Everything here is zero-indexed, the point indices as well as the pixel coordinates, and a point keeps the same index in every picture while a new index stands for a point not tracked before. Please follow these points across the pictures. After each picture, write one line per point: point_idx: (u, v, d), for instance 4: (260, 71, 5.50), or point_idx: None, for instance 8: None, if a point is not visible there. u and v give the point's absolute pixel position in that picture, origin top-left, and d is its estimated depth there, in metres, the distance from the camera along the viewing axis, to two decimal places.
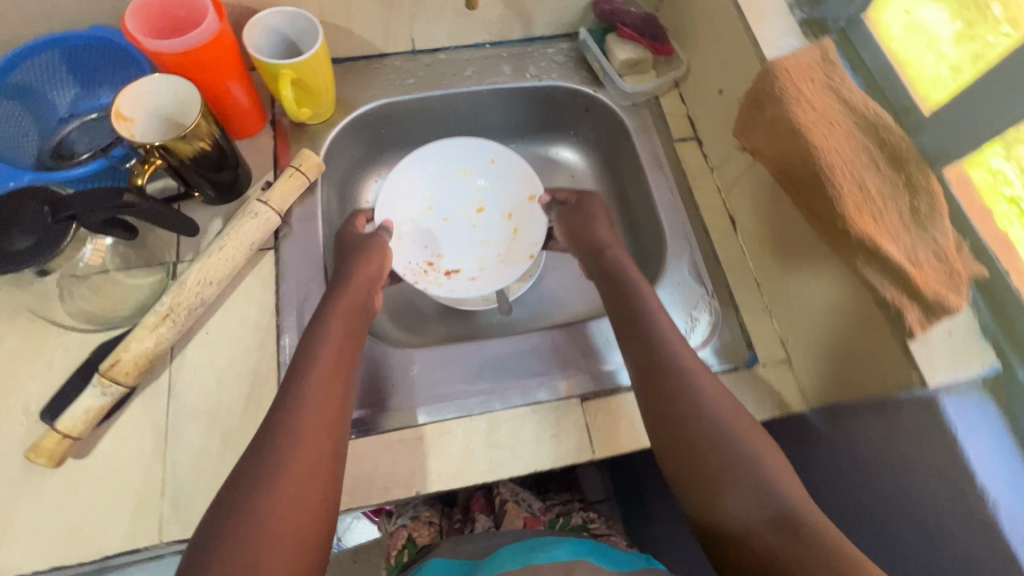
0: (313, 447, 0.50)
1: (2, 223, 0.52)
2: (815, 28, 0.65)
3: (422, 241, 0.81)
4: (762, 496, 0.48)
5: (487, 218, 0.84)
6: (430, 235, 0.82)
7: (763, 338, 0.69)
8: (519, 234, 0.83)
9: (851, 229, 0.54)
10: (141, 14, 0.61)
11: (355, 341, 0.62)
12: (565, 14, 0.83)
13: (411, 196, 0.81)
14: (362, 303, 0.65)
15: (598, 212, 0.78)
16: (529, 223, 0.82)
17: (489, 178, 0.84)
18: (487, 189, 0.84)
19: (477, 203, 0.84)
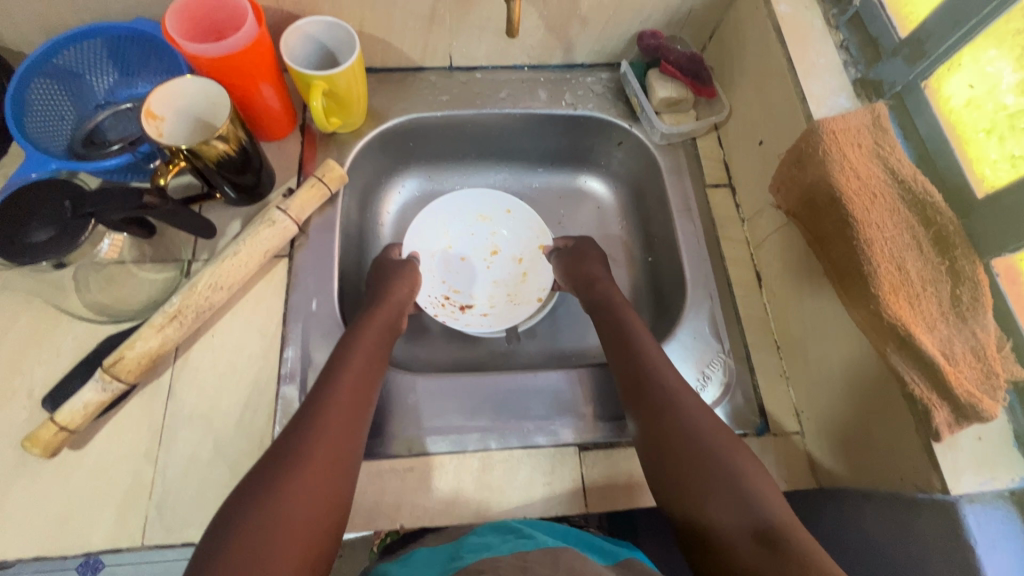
0: (325, 475, 0.51)
1: (23, 213, 0.53)
2: (868, 90, 0.63)
3: (439, 278, 0.83)
4: (744, 508, 0.50)
5: (500, 261, 0.85)
6: (446, 273, 0.84)
7: (777, 405, 0.66)
8: (529, 276, 0.84)
9: (884, 312, 0.51)
10: (184, 14, 0.61)
11: (377, 369, 0.62)
12: (608, 44, 0.81)
13: (432, 235, 0.83)
14: (387, 327, 0.67)
15: (595, 254, 0.78)
16: (539, 268, 0.84)
17: (505, 225, 0.86)
18: (501, 235, 0.86)
19: (492, 246, 0.86)
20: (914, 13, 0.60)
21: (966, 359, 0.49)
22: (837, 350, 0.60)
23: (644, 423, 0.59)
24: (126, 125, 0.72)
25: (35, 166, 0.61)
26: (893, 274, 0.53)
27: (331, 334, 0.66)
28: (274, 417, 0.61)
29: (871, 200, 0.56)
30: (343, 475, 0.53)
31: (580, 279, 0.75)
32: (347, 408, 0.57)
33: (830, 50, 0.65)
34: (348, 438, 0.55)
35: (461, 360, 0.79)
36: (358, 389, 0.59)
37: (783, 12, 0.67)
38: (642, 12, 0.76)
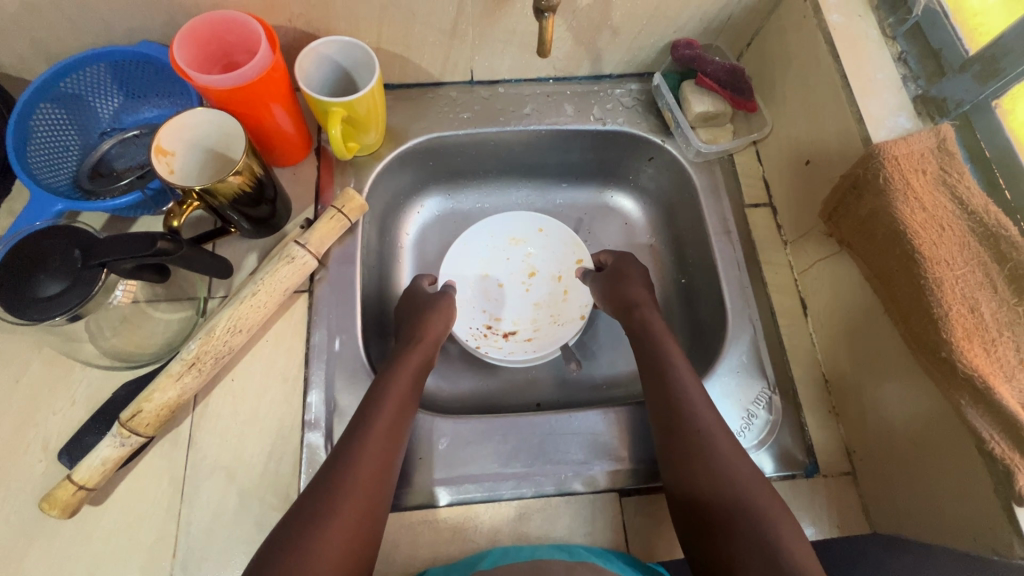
0: (352, 531, 0.49)
1: (33, 266, 0.50)
2: (931, 108, 0.58)
3: (478, 308, 0.79)
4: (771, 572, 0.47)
5: (539, 282, 0.82)
6: (485, 302, 0.80)
7: (825, 444, 0.63)
8: (569, 294, 0.81)
9: (957, 361, 0.47)
10: (191, 39, 0.57)
11: (409, 414, 0.59)
12: (640, 53, 0.76)
13: (466, 265, 0.80)
14: (419, 367, 0.63)
15: (634, 271, 0.73)
16: (579, 284, 0.81)
17: (539, 246, 0.82)
18: (537, 255, 0.82)
19: (529, 268, 0.82)
20: (984, 26, 0.55)
21: None
22: (896, 394, 0.56)
23: (685, 468, 0.56)
24: (133, 153, 0.69)
25: (37, 213, 0.58)
26: (965, 317, 0.49)
27: (356, 375, 0.63)
28: (300, 467, 0.58)
29: (939, 234, 0.52)
30: (369, 529, 0.50)
31: (619, 302, 0.71)
32: (378, 454, 0.54)
33: (888, 63, 0.60)
34: (377, 487, 0.52)
35: (488, 390, 0.76)
36: (391, 437, 0.56)
37: (835, 21, 0.62)
38: (677, 20, 0.71)
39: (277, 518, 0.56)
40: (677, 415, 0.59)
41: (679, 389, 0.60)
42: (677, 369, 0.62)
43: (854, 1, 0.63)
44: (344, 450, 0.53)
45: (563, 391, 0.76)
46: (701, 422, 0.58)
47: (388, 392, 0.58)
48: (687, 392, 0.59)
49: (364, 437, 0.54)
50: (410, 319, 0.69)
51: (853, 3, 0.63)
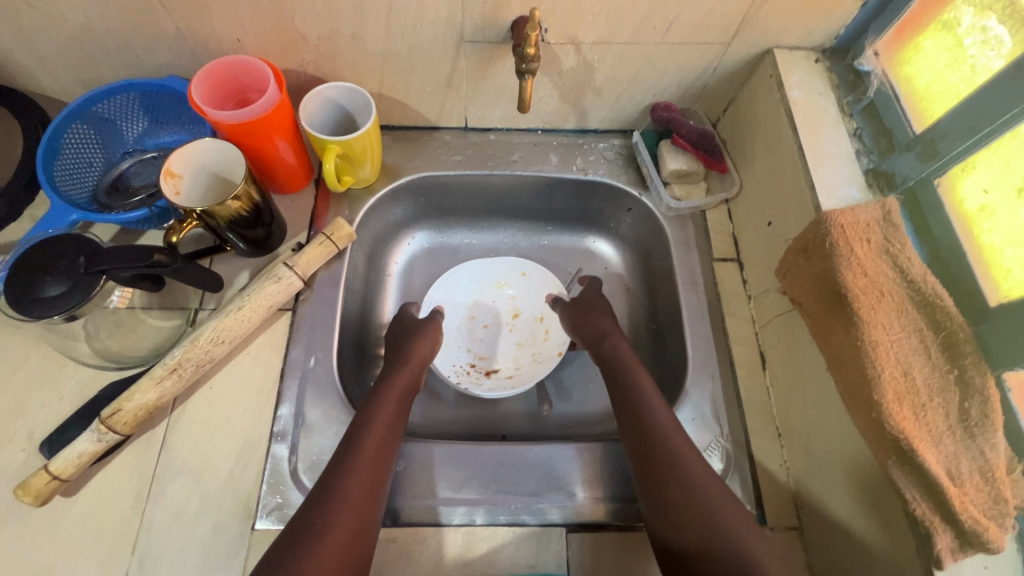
0: (347, 550, 0.51)
1: (40, 268, 0.55)
2: (881, 181, 0.63)
3: (463, 346, 0.83)
4: None
5: (522, 323, 0.85)
6: (470, 341, 0.83)
7: (775, 498, 0.64)
8: (550, 332, 0.84)
9: (887, 423, 0.49)
10: (211, 79, 0.64)
11: (397, 436, 0.62)
12: (622, 113, 0.82)
13: (453, 306, 0.84)
14: (407, 389, 0.68)
15: (597, 304, 0.78)
16: (560, 323, 0.84)
17: (523, 289, 0.86)
18: (521, 298, 0.86)
19: (513, 309, 0.85)
20: (931, 109, 0.60)
21: (973, 481, 0.47)
22: (841, 453, 0.58)
23: (655, 512, 0.57)
24: (150, 173, 0.75)
25: (54, 220, 0.64)
26: (898, 380, 0.51)
27: (327, 392, 0.66)
28: (262, 476, 0.61)
29: (878, 299, 0.54)
30: (362, 547, 0.53)
31: (591, 332, 0.74)
32: (369, 473, 0.57)
33: (843, 138, 0.66)
34: (369, 506, 0.55)
35: (455, 419, 0.78)
36: (381, 455, 0.59)
37: (795, 97, 0.68)
38: (656, 86, 0.77)
39: (235, 524, 0.59)
40: (643, 456, 0.60)
41: (631, 430, 0.62)
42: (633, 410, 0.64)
43: (815, 80, 0.69)
44: (336, 466, 0.57)
45: (529, 425, 0.78)
46: (653, 466, 0.59)
47: (376, 416, 0.62)
48: (637, 433, 0.62)
49: (358, 452, 0.58)
50: (400, 342, 0.74)
51: (814, 83, 0.69)
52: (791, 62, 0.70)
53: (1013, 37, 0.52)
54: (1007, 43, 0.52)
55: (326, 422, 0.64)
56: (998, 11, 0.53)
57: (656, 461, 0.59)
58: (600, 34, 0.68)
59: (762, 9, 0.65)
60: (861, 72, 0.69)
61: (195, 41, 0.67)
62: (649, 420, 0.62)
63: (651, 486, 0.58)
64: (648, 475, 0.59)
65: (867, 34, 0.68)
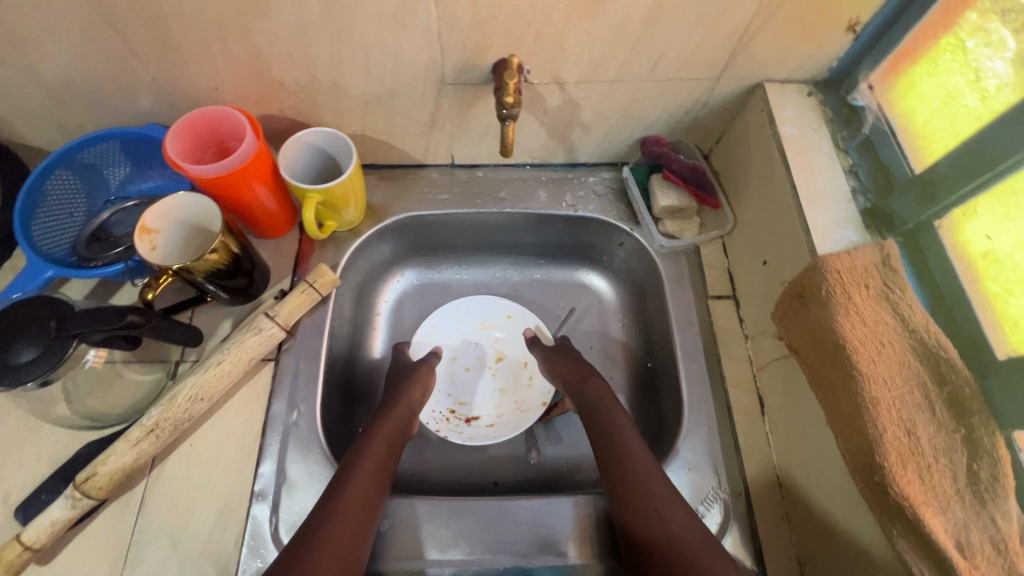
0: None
1: (10, 333, 0.53)
2: (879, 221, 0.60)
3: (444, 391, 0.79)
4: None
5: (505, 367, 0.82)
6: (451, 386, 0.80)
7: (777, 553, 0.61)
8: (535, 380, 0.81)
9: (891, 487, 0.47)
10: (187, 130, 0.63)
11: (384, 484, 0.60)
12: (612, 147, 0.80)
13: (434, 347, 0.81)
14: (399, 432, 0.66)
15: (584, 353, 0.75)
16: None
17: (508, 331, 0.83)
18: (506, 341, 0.83)
19: (497, 353, 0.82)
20: (929, 148, 0.58)
21: (985, 553, 0.43)
22: (846, 508, 0.55)
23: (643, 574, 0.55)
24: (132, 221, 0.74)
25: (29, 279, 0.62)
26: (902, 441, 0.48)
27: (311, 451, 0.64)
28: (242, 539, 0.59)
29: (878, 350, 0.52)
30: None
31: (572, 372, 0.71)
32: (350, 525, 0.55)
33: (839, 176, 0.63)
34: (347, 561, 0.53)
35: (445, 465, 0.76)
36: (365, 507, 0.57)
37: (788, 132, 0.65)
38: (645, 120, 0.75)
39: None
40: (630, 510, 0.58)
41: (609, 481, 0.61)
42: (617, 460, 0.61)
43: (808, 114, 0.67)
44: (314, 521, 0.54)
45: (520, 473, 0.76)
46: (640, 521, 0.57)
47: (360, 465, 0.60)
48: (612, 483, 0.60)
49: (340, 504, 0.56)
50: (391, 387, 0.72)
51: (808, 117, 0.67)
52: (783, 96, 0.68)
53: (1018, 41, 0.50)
54: (1011, 46, 0.50)
55: (310, 479, 0.62)
56: (1001, 15, 0.51)
57: (635, 516, 0.57)
58: (584, 73, 0.66)
59: (750, 44, 0.63)
60: (856, 106, 0.67)
61: (173, 90, 0.66)
62: (642, 474, 0.59)
63: (633, 538, 0.57)
64: (642, 534, 0.56)
65: (861, 67, 0.66)
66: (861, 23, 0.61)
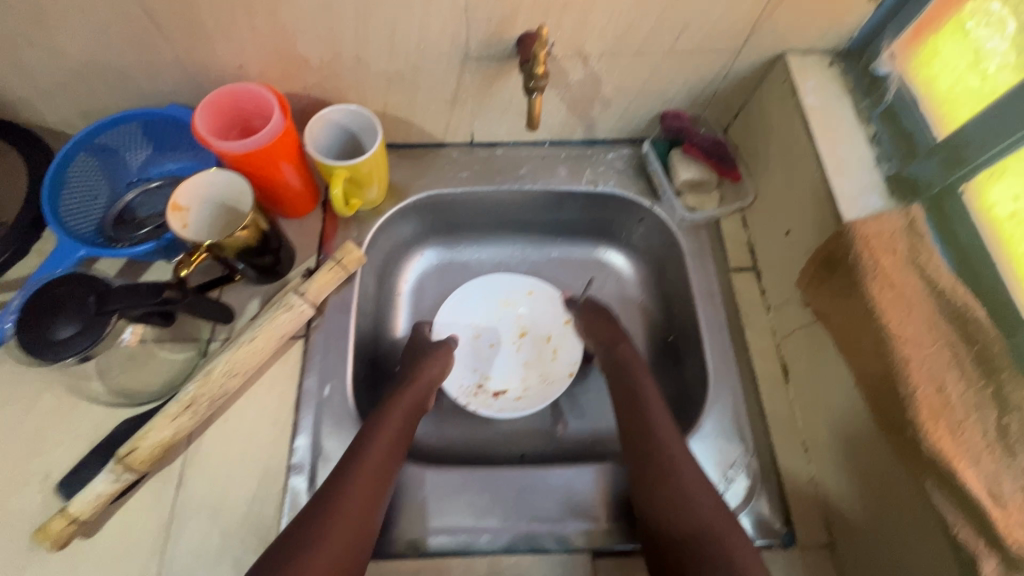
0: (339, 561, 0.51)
1: (50, 310, 0.54)
2: (903, 188, 0.61)
3: (470, 366, 0.80)
4: None
5: (529, 342, 0.82)
6: (476, 362, 0.81)
7: (805, 515, 0.62)
8: (558, 353, 0.81)
9: (924, 442, 0.48)
10: (212, 108, 0.63)
11: (401, 453, 0.61)
12: (631, 122, 0.80)
13: (459, 324, 0.82)
14: (416, 404, 0.67)
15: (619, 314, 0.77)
16: (568, 344, 0.81)
17: (530, 307, 0.84)
18: (528, 317, 0.83)
19: (520, 329, 0.83)
20: (953, 114, 0.58)
21: (1019, 502, 0.45)
22: (873, 467, 0.56)
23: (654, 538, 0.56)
24: (155, 203, 0.74)
25: (62, 258, 0.63)
26: (932, 397, 0.49)
27: (344, 425, 0.65)
28: (281, 510, 0.60)
29: (907, 312, 0.53)
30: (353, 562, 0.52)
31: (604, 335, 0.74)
32: (365, 492, 0.56)
33: (862, 144, 0.64)
34: (365, 524, 0.54)
35: (471, 440, 0.77)
36: (380, 475, 0.58)
37: (811, 102, 0.66)
38: (665, 94, 0.75)
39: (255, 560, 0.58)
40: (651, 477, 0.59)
41: (631, 448, 0.62)
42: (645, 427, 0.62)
43: (830, 85, 0.67)
44: (332, 486, 0.56)
45: (546, 446, 0.77)
46: (652, 492, 0.57)
47: (377, 434, 0.60)
48: (634, 448, 0.61)
49: (357, 470, 0.57)
50: (408, 363, 0.72)
51: (829, 87, 0.67)
52: (804, 66, 0.69)
53: (1016, 18, 0.53)
54: (1010, 23, 0.53)
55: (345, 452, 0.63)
56: None
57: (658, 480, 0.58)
58: (607, 46, 0.66)
59: (774, 14, 0.63)
60: (878, 75, 0.67)
61: (197, 69, 0.66)
62: (671, 439, 0.60)
63: (643, 502, 0.58)
64: (656, 504, 0.57)
65: (882, 36, 0.66)
66: None
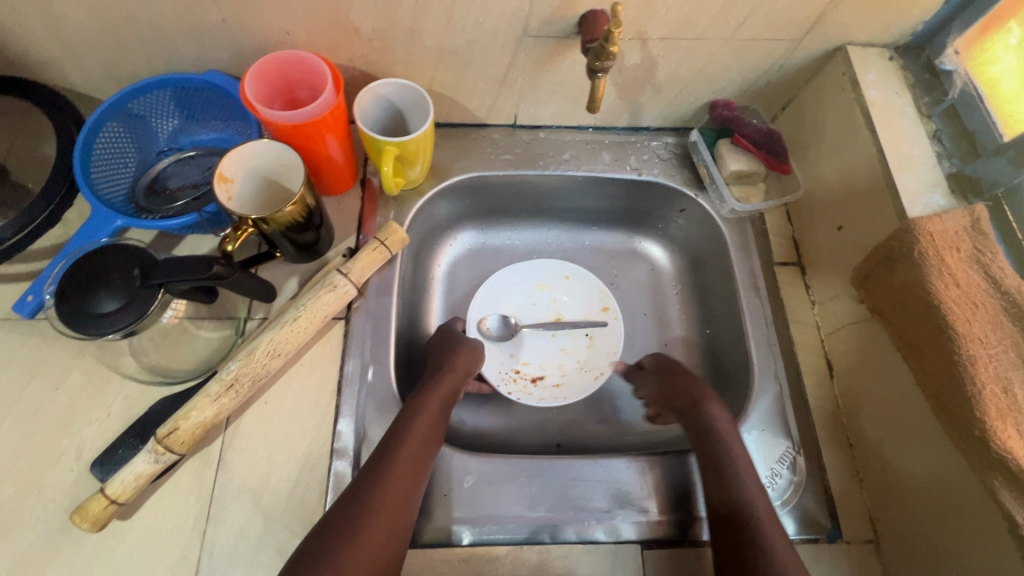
0: (381, 550, 0.50)
1: (92, 282, 0.51)
2: (965, 185, 0.61)
3: (507, 352, 0.79)
4: None
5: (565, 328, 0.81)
6: (513, 347, 0.80)
7: (849, 510, 0.63)
8: (595, 340, 0.80)
9: (992, 442, 0.48)
10: (261, 75, 0.61)
11: (436, 441, 0.59)
12: (679, 110, 0.79)
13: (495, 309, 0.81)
14: (452, 390, 0.64)
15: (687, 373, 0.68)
16: (605, 331, 0.80)
17: (566, 292, 0.83)
18: (564, 302, 0.83)
19: (556, 314, 0.82)
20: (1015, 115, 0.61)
21: None
22: (929, 465, 0.57)
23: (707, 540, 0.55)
24: (187, 173, 0.71)
25: (97, 228, 0.60)
26: (999, 397, 0.50)
27: (388, 410, 0.63)
28: (326, 494, 0.59)
29: (972, 312, 0.53)
30: (393, 550, 0.51)
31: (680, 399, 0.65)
32: (404, 481, 0.55)
33: (923, 142, 0.63)
34: (404, 515, 0.53)
35: (509, 428, 0.76)
36: (417, 464, 0.56)
37: (872, 97, 0.66)
38: (718, 82, 0.74)
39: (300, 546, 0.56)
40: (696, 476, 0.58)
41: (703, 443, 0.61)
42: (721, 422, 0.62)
43: (891, 79, 0.67)
44: (370, 473, 0.54)
45: (583, 435, 0.76)
46: None
47: (414, 422, 0.59)
48: None
49: (394, 459, 0.55)
50: (441, 352, 0.70)
51: (890, 82, 0.67)
52: (864, 59, 0.68)
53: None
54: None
55: None
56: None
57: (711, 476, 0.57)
58: (670, 29, 0.64)
59: (842, 4, 0.62)
60: (941, 71, 0.66)
61: (242, 34, 0.63)
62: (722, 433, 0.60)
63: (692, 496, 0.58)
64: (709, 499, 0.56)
65: (948, 30, 0.65)
66: None
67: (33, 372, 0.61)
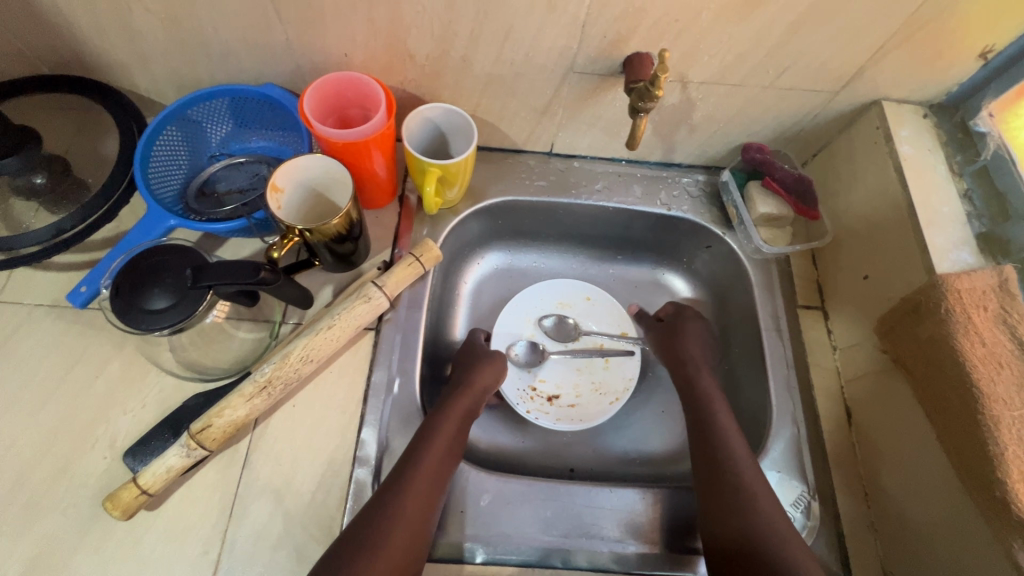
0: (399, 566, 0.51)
1: (146, 279, 0.54)
2: (993, 246, 0.62)
3: (525, 369, 0.80)
4: None
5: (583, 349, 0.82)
6: (531, 364, 0.81)
7: (861, 560, 0.62)
8: (612, 364, 0.81)
9: (1014, 504, 0.49)
10: (318, 93, 0.64)
11: (455, 458, 0.61)
12: (712, 150, 0.81)
13: (516, 325, 0.82)
14: (469, 408, 0.66)
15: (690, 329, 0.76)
16: (623, 359, 0.81)
17: (585, 313, 0.84)
18: (582, 323, 0.84)
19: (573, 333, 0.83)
20: None
21: None
22: (946, 523, 0.57)
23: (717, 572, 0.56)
24: (236, 178, 0.73)
25: (150, 226, 0.63)
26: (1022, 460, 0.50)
27: (411, 423, 0.65)
28: (345, 502, 0.60)
29: (997, 372, 0.53)
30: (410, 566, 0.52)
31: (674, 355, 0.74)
32: (423, 496, 0.56)
33: (953, 198, 0.65)
34: (421, 531, 0.54)
35: (524, 449, 0.77)
36: (437, 478, 0.58)
37: (905, 152, 0.67)
38: (752, 126, 0.75)
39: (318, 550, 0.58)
40: (718, 508, 0.58)
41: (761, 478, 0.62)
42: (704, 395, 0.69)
43: (924, 136, 0.69)
44: (392, 485, 0.56)
45: (596, 462, 0.77)
46: (717, 518, 0.58)
47: (435, 438, 0.60)
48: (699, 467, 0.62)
49: (415, 473, 0.56)
50: (464, 369, 0.71)
51: (923, 138, 0.69)
52: (898, 115, 0.70)
53: None
54: None
55: None
56: None
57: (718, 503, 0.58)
58: (711, 75, 0.66)
59: (880, 62, 0.64)
60: (975, 132, 0.68)
61: (302, 52, 0.66)
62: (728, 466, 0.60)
63: (707, 524, 0.58)
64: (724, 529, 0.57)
65: (983, 93, 0.67)
66: (994, 50, 0.62)
67: (74, 360, 0.64)
